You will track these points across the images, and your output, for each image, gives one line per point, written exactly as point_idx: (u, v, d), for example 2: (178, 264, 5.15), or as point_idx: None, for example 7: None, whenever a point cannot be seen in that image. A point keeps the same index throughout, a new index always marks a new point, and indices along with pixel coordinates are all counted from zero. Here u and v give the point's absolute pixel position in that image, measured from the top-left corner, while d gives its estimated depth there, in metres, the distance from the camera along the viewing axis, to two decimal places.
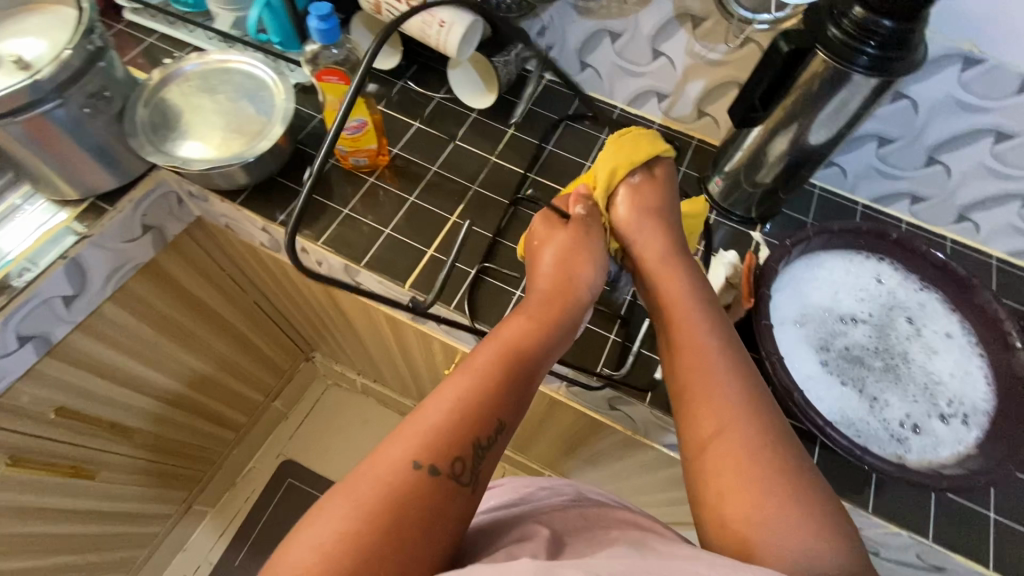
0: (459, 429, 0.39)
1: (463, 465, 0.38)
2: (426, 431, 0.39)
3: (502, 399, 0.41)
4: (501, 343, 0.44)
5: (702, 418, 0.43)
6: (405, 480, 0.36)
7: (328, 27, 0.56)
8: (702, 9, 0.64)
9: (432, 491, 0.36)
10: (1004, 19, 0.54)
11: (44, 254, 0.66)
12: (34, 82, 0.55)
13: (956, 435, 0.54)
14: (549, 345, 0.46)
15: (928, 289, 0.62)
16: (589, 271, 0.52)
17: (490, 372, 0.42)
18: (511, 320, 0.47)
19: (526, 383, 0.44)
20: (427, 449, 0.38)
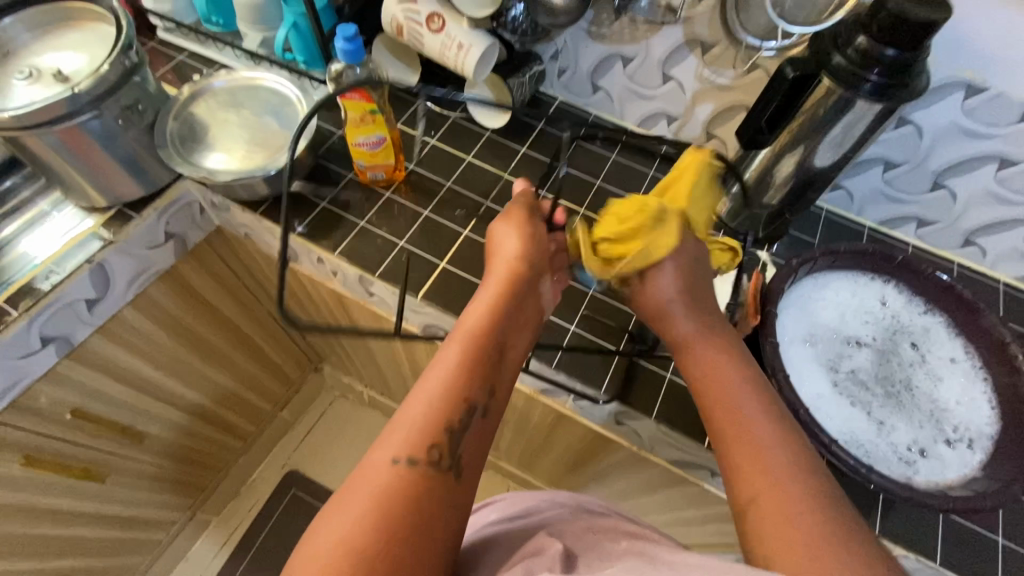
0: (432, 418, 0.40)
1: (441, 451, 0.38)
2: (401, 428, 0.39)
3: (470, 382, 0.42)
4: (461, 335, 0.45)
5: (742, 454, 0.41)
6: (388, 478, 0.37)
7: (353, 49, 0.59)
8: (711, 36, 0.66)
9: (415, 481, 0.37)
10: (1006, 49, 0.56)
11: (71, 259, 0.69)
12: (73, 95, 0.58)
13: (962, 459, 0.54)
14: (511, 323, 0.47)
15: (933, 312, 0.62)
16: (537, 250, 0.52)
17: (453, 362, 0.42)
18: (469, 312, 0.47)
19: (495, 365, 0.44)
20: (404, 444, 0.38)
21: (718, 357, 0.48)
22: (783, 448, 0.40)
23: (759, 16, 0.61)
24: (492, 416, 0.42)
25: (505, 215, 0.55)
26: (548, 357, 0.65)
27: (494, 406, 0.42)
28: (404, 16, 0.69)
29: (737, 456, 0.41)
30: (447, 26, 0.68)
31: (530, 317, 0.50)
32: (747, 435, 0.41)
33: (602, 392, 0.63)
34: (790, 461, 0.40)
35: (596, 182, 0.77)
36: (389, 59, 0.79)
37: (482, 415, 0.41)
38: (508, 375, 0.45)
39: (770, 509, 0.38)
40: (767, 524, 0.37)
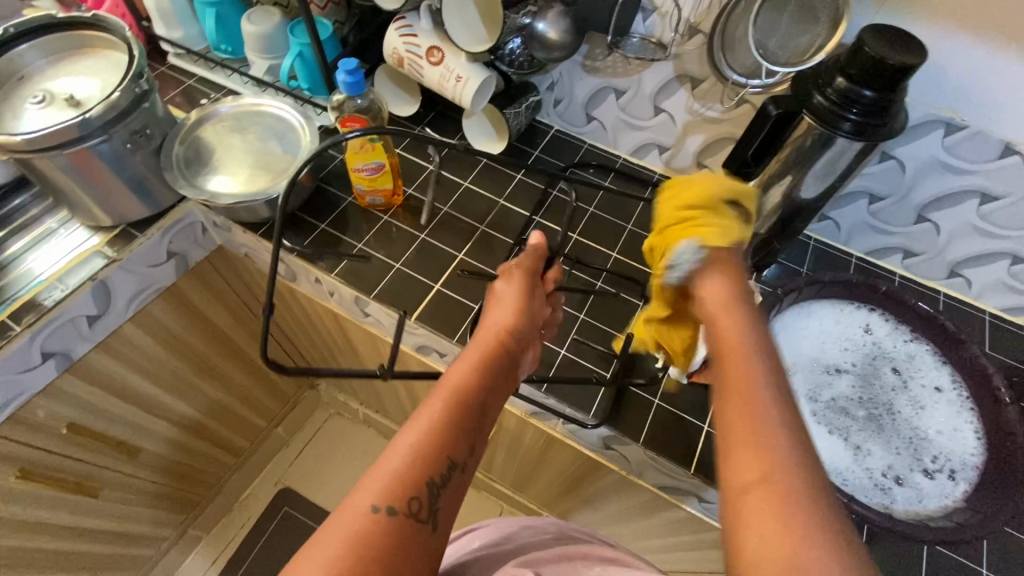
0: (414, 471, 0.39)
1: (420, 502, 0.38)
2: (381, 477, 0.39)
3: (455, 439, 0.41)
4: (449, 387, 0.44)
5: (738, 451, 0.33)
6: (368, 527, 0.36)
7: (354, 81, 0.61)
8: (700, 71, 0.69)
9: (391, 532, 0.37)
10: (982, 89, 0.58)
11: (74, 275, 0.70)
12: (84, 120, 0.60)
13: (940, 489, 0.55)
14: (500, 381, 0.47)
15: (917, 341, 0.63)
16: (528, 314, 0.54)
17: (439, 415, 0.42)
18: (458, 365, 0.47)
19: (479, 424, 0.44)
20: (384, 493, 0.38)
21: (726, 323, 0.41)
22: (789, 438, 0.33)
23: (744, 57, 0.62)
24: (469, 472, 0.42)
25: (509, 277, 0.56)
26: (538, 380, 0.66)
27: (472, 464, 0.43)
28: (405, 49, 0.72)
29: (734, 436, 0.34)
30: (446, 59, 0.70)
31: (514, 377, 0.50)
32: (746, 422, 0.34)
33: (591, 416, 0.64)
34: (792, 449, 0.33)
35: (589, 208, 0.79)
36: (389, 88, 0.83)
37: (461, 472, 0.41)
38: (488, 434, 0.45)
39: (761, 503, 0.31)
40: (759, 522, 0.31)
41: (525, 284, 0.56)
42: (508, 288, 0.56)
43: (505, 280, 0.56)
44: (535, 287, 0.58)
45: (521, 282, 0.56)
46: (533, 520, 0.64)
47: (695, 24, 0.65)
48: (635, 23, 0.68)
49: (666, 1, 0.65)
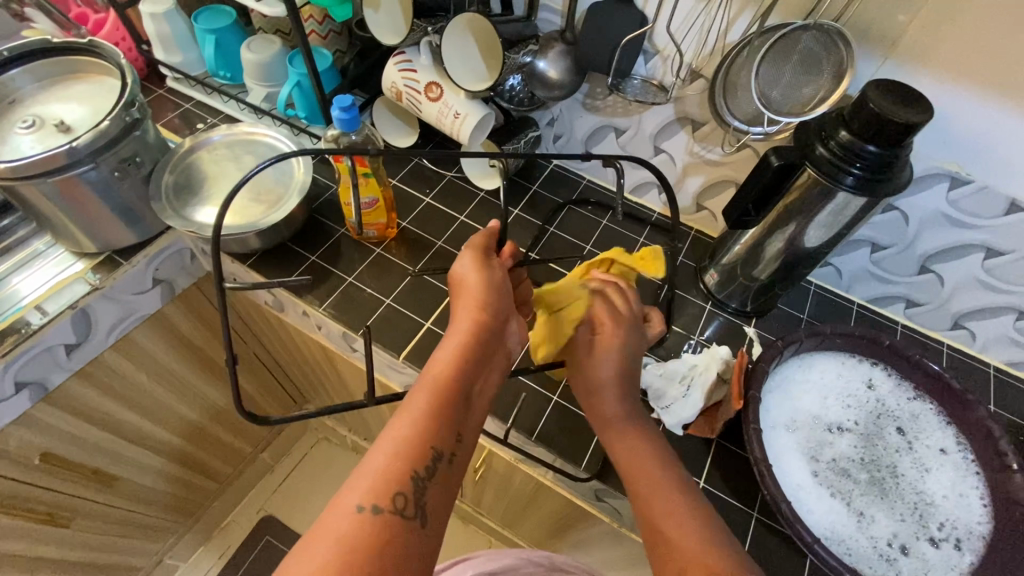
0: (398, 466, 0.37)
1: (406, 499, 0.36)
2: (366, 477, 0.37)
3: (437, 429, 0.39)
4: (429, 380, 0.43)
5: (674, 547, 0.40)
6: (353, 528, 0.34)
7: (349, 117, 0.60)
8: (701, 115, 0.68)
9: (380, 533, 0.34)
10: (988, 145, 0.57)
11: (54, 303, 0.68)
12: (71, 148, 0.59)
13: (947, 559, 0.52)
14: (480, 367, 0.45)
15: (921, 399, 0.61)
16: (494, 287, 0.50)
17: (422, 410, 0.40)
18: (436, 356, 0.45)
19: (461, 412, 0.42)
20: (369, 491, 0.35)
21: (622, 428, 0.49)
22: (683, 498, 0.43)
23: (746, 104, 0.61)
24: (459, 463, 0.40)
25: (465, 254, 0.52)
26: (528, 428, 0.64)
27: (461, 453, 0.40)
28: (403, 83, 0.71)
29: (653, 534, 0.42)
30: (444, 95, 0.70)
31: (499, 357, 0.48)
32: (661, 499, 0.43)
33: (582, 470, 0.61)
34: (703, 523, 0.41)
35: (586, 247, 0.78)
36: (390, 121, 0.82)
37: (448, 461, 0.39)
38: (475, 422, 0.43)
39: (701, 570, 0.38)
40: None
41: (482, 258, 0.52)
42: (466, 263, 0.52)
43: (462, 259, 0.52)
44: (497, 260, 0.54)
45: (478, 257, 0.52)
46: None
47: (697, 68, 0.64)
48: (636, 65, 0.68)
49: (668, 44, 0.64)
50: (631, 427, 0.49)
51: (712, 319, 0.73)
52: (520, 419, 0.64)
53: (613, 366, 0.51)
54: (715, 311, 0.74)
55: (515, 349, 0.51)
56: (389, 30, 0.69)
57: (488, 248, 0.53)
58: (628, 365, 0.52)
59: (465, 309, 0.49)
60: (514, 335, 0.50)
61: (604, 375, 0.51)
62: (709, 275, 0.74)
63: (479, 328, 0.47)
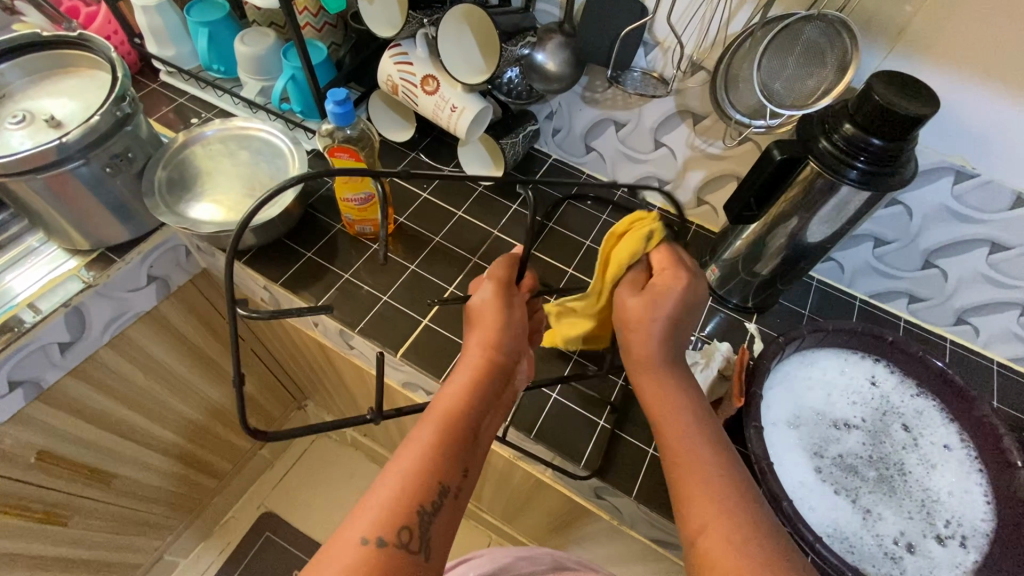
0: (404, 499, 0.37)
1: (410, 533, 0.36)
2: (372, 508, 0.37)
3: (445, 464, 0.39)
4: (439, 411, 0.42)
5: (692, 507, 0.39)
6: (357, 561, 0.35)
7: (343, 112, 0.58)
8: (702, 108, 0.67)
9: (384, 567, 0.35)
10: (994, 138, 0.56)
11: (47, 300, 0.67)
12: (61, 143, 0.58)
13: (953, 557, 0.52)
14: (491, 403, 0.44)
15: (925, 396, 0.61)
16: (511, 323, 0.47)
17: (429, 443, 0.40)
18: (448, 386, 0.43)
19: (470, 448, 0.41)
20: (375, 524, 0.36)
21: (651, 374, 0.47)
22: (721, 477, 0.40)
23: (748, 96, 0.60)
24: (464, 497, 0.40)
25: (485, 283, 0.50)
26: (527, 426, 0.63)
27: (466, 488, 0.40)
28: (399, 76, 0.70)
29: (682, 489, 0.40)
30: (441, 89, 0.68)
31: (509, 392, 0.47)
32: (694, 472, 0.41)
33: (581, 467, 0.61)
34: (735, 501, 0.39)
35: (585, 242, 0.77)
36: (384, 113, 0.81)
37: (454, 496, 0.39)
38: (482, 455, 0.43)
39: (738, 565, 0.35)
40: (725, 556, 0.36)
41: (504, 287, 0.50)
42: (486, 293, 0.49)
43: (483, 288, 0.50)
44: (517, 291, 0.51)
45: (497, 287, 0.49)
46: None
47: (697, 60, 0.63)
48: (636, 58, 0.67)
49: (669, 36, 0.63)
50: (668, 371, 0.48)
51: (713, 315, 0.72)
52: (519, 417, 0.63)
53: (665, 319, 0.48)
54: (716, 306, 0.73)
55: (524, 386, 0.49)
56: (383, 22, 0.67)
57: (510, 277, 0.50)
58: (686, 312, 0.48)
59: (479, 338, 0.47)
60: (522, 375, 0.48)
61: (649, 316, 0.48)
62: (710, 271, 0.73)
63: (494, 362, 0.45)
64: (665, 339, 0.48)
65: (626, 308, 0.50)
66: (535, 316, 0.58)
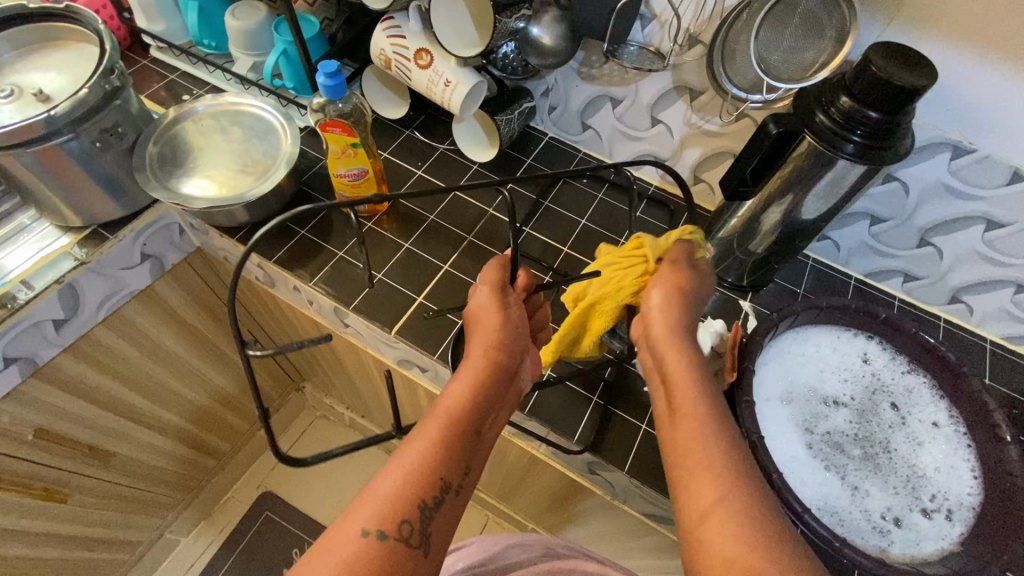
0: (406, 493, 0.37)
1: (412, 527, 0.36)
2: (375, 500, 0.37)
3: (448, 459, 0.39)
4: (440, 411, 0.42)
5: (699, 485, 0.37)
6: (357, 550, 0.34)
7: (334, 84, 0.58)
8: (699, 83, 0.66)
9: (383, 559, 0.35)
10: (994, 112, 0.55)
11: (40, 277, 0.67)
12: (49, 117, 0.57)
13: (939, 531, 0.52)
14: (492, 405, 0.44)
15: (916, 373, 0.61)
16: (508, 322, 0.49)
17: (431, 444, 0.39)
18: (449, 387, 0.44)
19: (471, 446, 0.41)
20: (376, 516, 0.36)
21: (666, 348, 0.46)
22: (718, 446, 0.39)
23: (745, 70, 0.59)
24: (463, 496, 0.40)
25: (481, 286, 0.51)
26: (522, 401, 0.63)
27: (466, 486, 0.40)
28: (392, 50, 0.69)
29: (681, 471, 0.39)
30: (434, 62, 0.67)
31: (511, 392, 0.47)
32: (687, 434, 0.40)
33: (575, 443, 0.61)
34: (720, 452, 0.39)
35: (581, 221, 0.77)
36: (377, 89, 0.80)
37: (454, 493, 0.39)
38: (482, 454, 0.43)
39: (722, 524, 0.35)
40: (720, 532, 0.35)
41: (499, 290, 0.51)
42: (483, 296, 0.50)
43: (479, 291, 0.51)
44: (513, 292, 0.52)
45: (495, 291, 0.50)
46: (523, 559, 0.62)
47: (695, 34, 0.62)
48: (633, 31, 0.66)
49: (665, 9, 0.62)
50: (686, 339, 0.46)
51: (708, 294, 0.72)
52: None
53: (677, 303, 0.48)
54: None
55: (524, 386, 0.49)
56: None
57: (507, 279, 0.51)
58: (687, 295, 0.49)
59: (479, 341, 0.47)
60: (525, 375, 0.49)
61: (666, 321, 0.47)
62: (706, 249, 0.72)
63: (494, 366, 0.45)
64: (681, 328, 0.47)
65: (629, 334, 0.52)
66: (535, 316, 0.58)
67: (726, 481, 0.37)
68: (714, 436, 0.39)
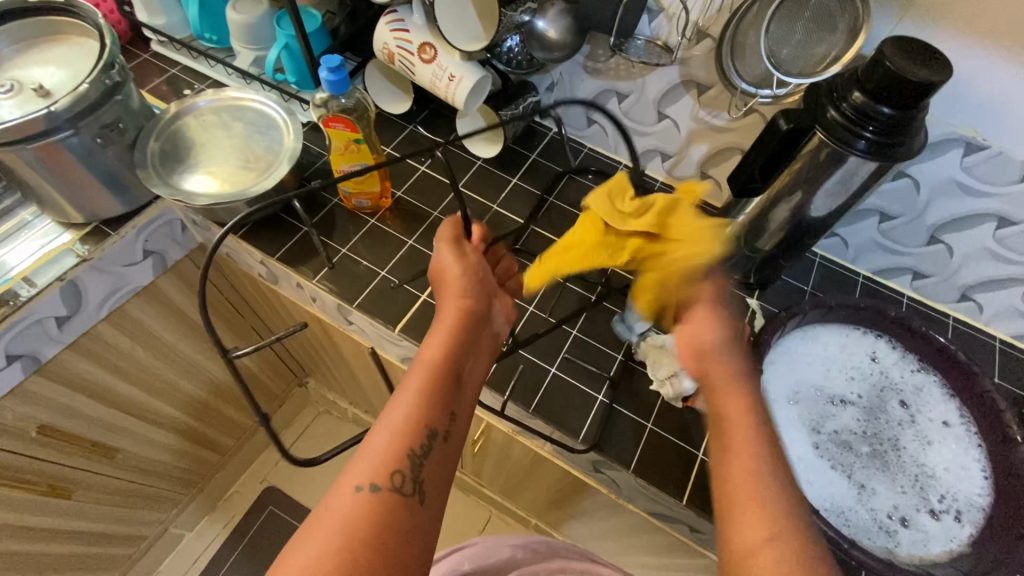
0: (393, 445, 0.39)
1: (403, 476, 0.38)
2: (369, 457, 0.38)
3: (431, 405, 0.41)
4: (420, 366, 0.43)
5: (747, 511, 0.39)
6: (354, 505, 0.36)
7: (338, 79, 0.57)
8: (707, 77, 0.65)
9: (379, 509, 0.36)
10: (1008, 108, 0.54)
11: (42, 274, 0.67)
12: (50, 112, 0.57)
13: (947, 531, 0.52)
14: (468, 352, 0.46)
15: (925, 372, 0.60)
16: (471, 273, 0.51)
17: (414, 396, 0.41)
18: (426, 343, 0.45)
19: (454, 392, 0.43)
20: (368, 471, 0.37)
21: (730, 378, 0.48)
22: (768, 474, 0.41)
23: (755, 65, 0.58)
24: (455, 438, 0.41)
25: (438, 244, 0.53)
26: (526, 400, 0.63)
27: (456, 431, 0.41)
28: (396, 44, 0.68)
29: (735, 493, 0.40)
30: (438, 56, 0.66)
31: (486, 337, 0.49)
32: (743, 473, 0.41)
33: (580, 442, 0.61)
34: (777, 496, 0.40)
35: None
36: (379, 83, 0.79)
37: (444, 436, 0.40)
38: (468, 401, 0.44)
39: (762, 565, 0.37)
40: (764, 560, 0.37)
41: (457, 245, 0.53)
42: (443, 255, 0.52)
43: (438, 250, 0.53)
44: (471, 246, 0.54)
45: (452, 246, 0.52)
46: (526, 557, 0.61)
47: (703, 28, 0.61)
48: (640, 25, 0.65)
49: (673, 2, 0.61)
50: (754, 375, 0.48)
51: None
52: (519, 391, 0.63)
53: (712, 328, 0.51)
54: None
55: (501, 330, 0.51)
56: None
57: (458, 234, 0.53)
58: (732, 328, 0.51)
59: (448, 295, 0.49)
60: (498, 320, 0.51)
61: (703, 344, 0.50)
62: None
63: (464, 317, 0.47)
64: (724, 352, 0.50)
65: (680, 345, 0.52)
66: (499, 268, 0.59)
67: (777, 517, 0.39)
68: (764, 465, 0.41)
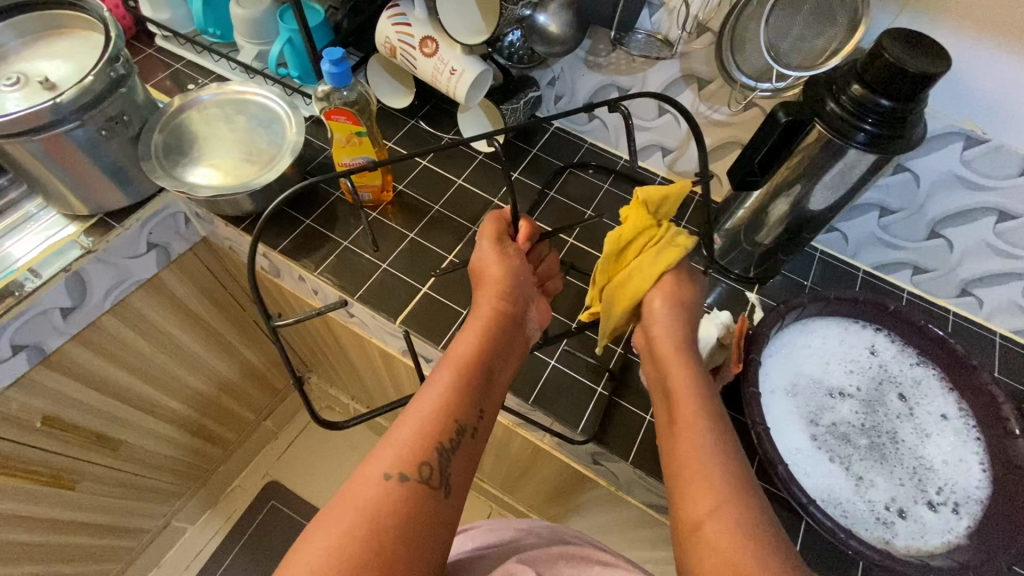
0: (423, 437, 0.39)
1: (431, 468, 0.38)
2: (396, 446, 0.39)
3: (463, 401, 0.41)
4: (454, 360, 0.44)
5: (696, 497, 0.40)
6: (381, 492, 0.37)
7: (340, 71, 0.57)
8: (708, 72, 0.65)
9: (404, 499, 0.37)
10: (1008, 101, 0.54)
11: (47, 265, 0.68)
12: (55, 104, 0.57)
13: (945, 523, 0.52)
14: (502, 352, 0.46)
15: (924, 365, 0.60)
16: (512, 271, 0.51)
17: (447, 388, 0.42)
18: (460, 337, 0.46)
19: (484, 390, 0.44)
20: (397, 460, 0.38)
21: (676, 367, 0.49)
22: (723, 469, 0.41)
23: (754, 58, 0.58)
24: (481, 436, 0.42)
25: (481, 239, 0.53)
26: (526, 392, 0.63)
27: (483, 427, 0.42)
28: (398, 38, 0.69)
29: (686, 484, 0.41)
30: (440, 50, 0.67)
31: (518, 338, 0.49)
32: (689, 450, 0.43)
33: (578, 433, 0.61)
34: (728, 474, 0.41)
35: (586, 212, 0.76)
36: (382, 78, 0.80)
37: (471, 434, 0.41)
38: (495, 400, 0.45)
39: (710, 537, 0.38)
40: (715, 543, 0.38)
41: (498, 242, 0.53)
42: (484, 250, 0.53)
43: (480, 245, 0.53)
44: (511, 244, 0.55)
45: (494, 243, 0.53)
46: (525, 547, 0.62)
47: (704, 22, 0.61)
48: (641, 18, 0.65)
49: None
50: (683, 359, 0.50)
51: (715, 285, 0.71)
52: (518, 382, 0.64)
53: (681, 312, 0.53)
54: (718, 277, 0.72)
55: (532, 334, 0.52)
56: None
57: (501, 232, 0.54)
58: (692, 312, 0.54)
59: (487, 290, 0.50)
60: (531, 322, 0.51)
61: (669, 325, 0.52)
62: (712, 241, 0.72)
63: (501, 316, 0.48)
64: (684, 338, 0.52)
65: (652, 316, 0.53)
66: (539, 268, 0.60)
67: (728, 500, 0.39)
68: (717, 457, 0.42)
